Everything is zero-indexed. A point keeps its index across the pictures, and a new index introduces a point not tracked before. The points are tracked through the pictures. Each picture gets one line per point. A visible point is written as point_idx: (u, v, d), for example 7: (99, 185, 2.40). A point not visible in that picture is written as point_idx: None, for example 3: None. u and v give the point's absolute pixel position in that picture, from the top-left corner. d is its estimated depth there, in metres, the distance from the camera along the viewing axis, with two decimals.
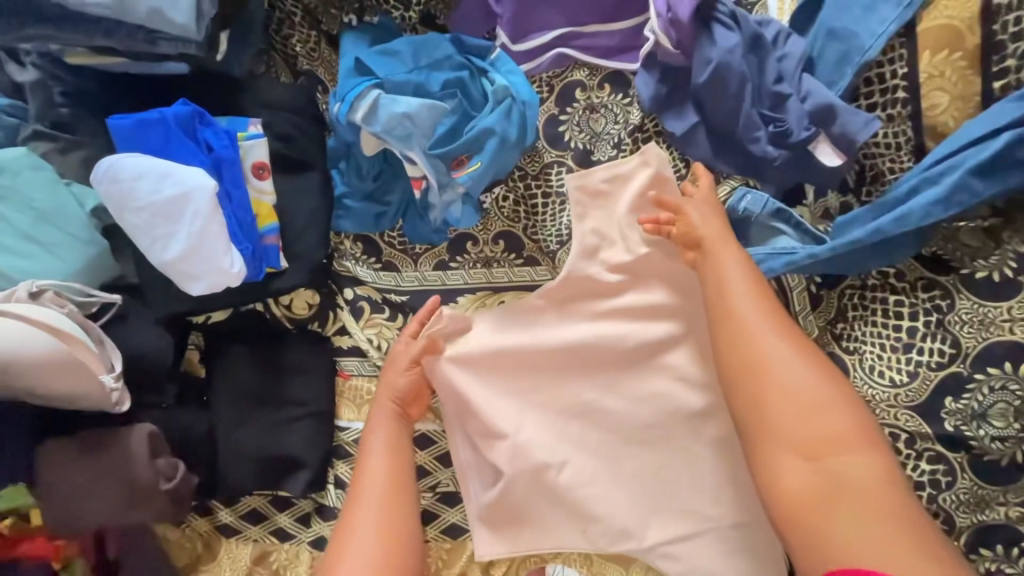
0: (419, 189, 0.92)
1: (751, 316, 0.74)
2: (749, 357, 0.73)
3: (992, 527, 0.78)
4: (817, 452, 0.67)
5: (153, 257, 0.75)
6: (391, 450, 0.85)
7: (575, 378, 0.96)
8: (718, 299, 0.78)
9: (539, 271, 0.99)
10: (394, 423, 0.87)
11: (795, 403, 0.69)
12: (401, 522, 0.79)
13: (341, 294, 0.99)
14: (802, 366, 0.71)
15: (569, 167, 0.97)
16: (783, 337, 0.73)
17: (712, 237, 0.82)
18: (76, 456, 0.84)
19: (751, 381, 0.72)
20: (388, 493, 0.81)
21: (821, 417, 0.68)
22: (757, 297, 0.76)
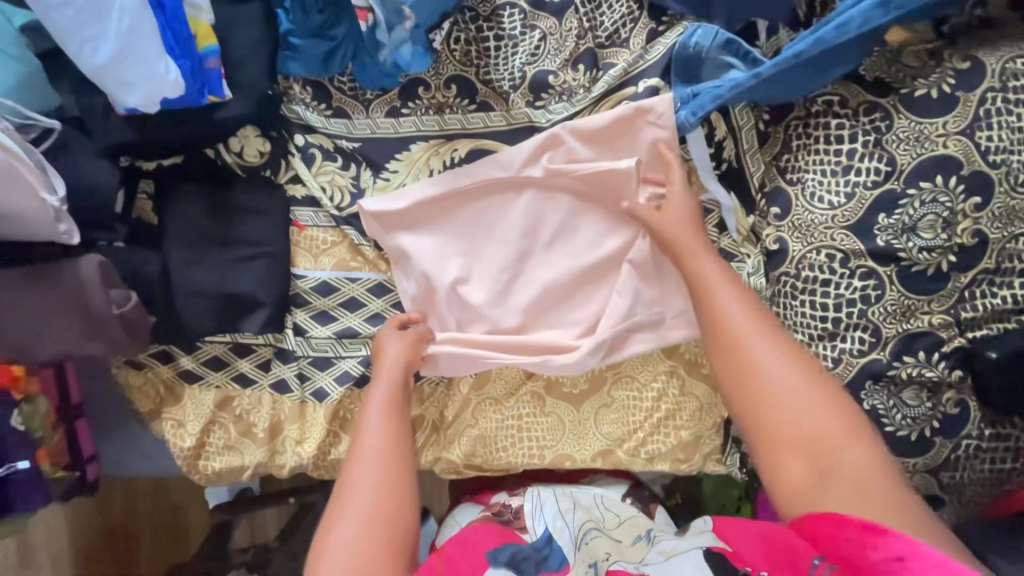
0: (365, 21, 0.89)
1: (746, 326, 0.80)
2: (737, 345, 0.79)
3: (916, 335, 0.83)
4: (810, 441, 0.73)
5: (84, 63, 0.74)
6: (389, 419, 0.86)
7: (526, 221, 0.98)
8: (711, 315, 0.82)
9: (492, 116, 0.98)
10: (392, 425, 0.86)
11: (788, 394, 0.75)
12: (398, 489, 0.80)
13: (292, 141, 0.98)
14: (782, 361, 0.77)
15: (521, 8, 0.96)
16: (751, 317, 0.80)
17: (685, 251, 0.88)
18: (22, 286, 0.84)
19: (741, 360, 0.78)
20: (384, 465, 0.82)
21: (811, 420, 0.73)
22: (742, 300, 0.82)
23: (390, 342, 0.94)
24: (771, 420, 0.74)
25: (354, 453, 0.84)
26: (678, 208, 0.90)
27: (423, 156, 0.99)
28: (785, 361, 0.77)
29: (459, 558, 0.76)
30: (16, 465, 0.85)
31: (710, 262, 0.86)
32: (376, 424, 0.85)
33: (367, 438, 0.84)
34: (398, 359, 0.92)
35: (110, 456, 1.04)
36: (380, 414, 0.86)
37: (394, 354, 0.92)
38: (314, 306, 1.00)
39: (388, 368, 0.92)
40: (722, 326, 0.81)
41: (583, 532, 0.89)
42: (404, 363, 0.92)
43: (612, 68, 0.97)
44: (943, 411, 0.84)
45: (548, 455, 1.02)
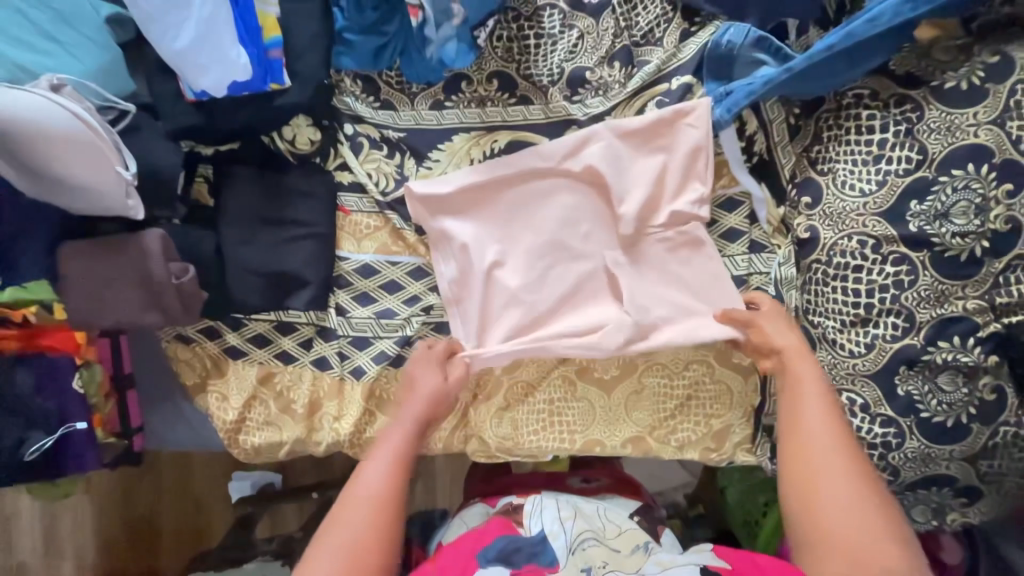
0: (415, 18, 0.96)
1: (822, 433, 0.81)
2: (806, 461, 0.81)
3: (951, 320, 0.84)
4: (853, 557, 0.72)
5: (162, 47, 0.83)
6: (395, 465, 0.86)
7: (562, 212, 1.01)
8: (790, 419, 0.85)
9: (531, 109, 1.03)
10: (394, 464, 0.86)
11: (842, 523, 0.75)
12: (382, 537, 0.79)
13: (341, 130, 1.03)
14: (847, 479, 0.77)
15: (561, 9, 1.02)
16: (834, 440, 0.81)
17: (789, 351, 0.89)
18: (91, 255, 0.89)
19: (807, 490, 0.79)
20: (376, 506, 0.81)
21: (863, 539, 0.73)
22: (830, 418, 0.83)
23: (426, 375, 0.96)
24: (825, 520, 0.75)
25: (350, 486, 0.84)
26: (777, 318, 0.92)
27: (464, 147, 1.04)
28: (852, 495, 0.76)
29: (450, 562, 0.78)
30: (73, 425, 0.90)
31: (812, 370, 0.87)
32: (382, 464, 0.85)
33: (371, 474, 0.84)
34: (421, 400, 0.93)
35: (157, 428, 1.07)
36: (383, 466, 0.85)
37: (422, 385, 0.95)
38: (356, 288, 1.04)
39: (408, 401, 0.94)
40: (801, 441, 0.83)
41: (580, 540, 0.86)
42: (420, 417, 0.92)
43: (646, 65, 1.01)
44: (980, 397, 0.84)
45: (579, 441, 1.04)
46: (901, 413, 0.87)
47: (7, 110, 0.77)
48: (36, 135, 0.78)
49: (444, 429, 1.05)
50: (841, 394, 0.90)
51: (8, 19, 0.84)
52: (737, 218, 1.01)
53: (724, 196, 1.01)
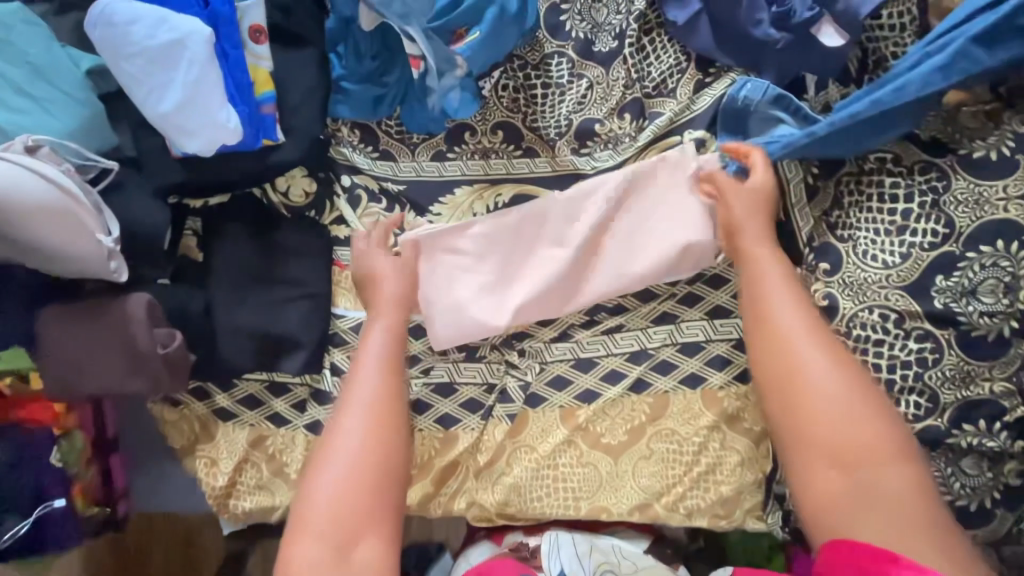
0: (417, 69, 0.90)
1: (792, 326, 0.77)
2: (785, 356, 0.76)
3: (976, 403, 0.80)
4: (845, 459, 0.71)
5: (148, 110, 0.76)
6: (384, 375, 0.83)
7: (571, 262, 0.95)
8: (756, 309, 0.81)
9: (537, 162, 0.98)
10: (387, 363, 0.83)
11: (831, 414, 0.72)
12: (382, 450, 0.78)
13: (338, 182, 0.98)
14: (835, 371, 0.74)
15: (569, 57, 0.98)
16: (809, 329, 0.77)
17: (749, 238, 0.86)
18: (69, 323, 0.83)
19: (791, 387, 0.75)
20: (377, 409, 0.80)
21: (851, 428, 0.71)
22: (800, 312, 0.78)
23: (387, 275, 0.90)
24: (807, 427, 0.73)
25: (348, 391, 0.82)
26: (747, 195, 0.87)
27: (468, 200, 0.99)
28: (835, 377, 0.74)
29: None
30: (52, 504, 0.84)
31: (770, 255, 0.84)
32: (373, 372, 0.82)
33: (361, 390, 0.81)
34: (397, 294, 0.89)
35: (142, 490, 1.03)
36: (371, 369, 0.83)
37: (388, 290, 0.89)
38: (351, 347, 0.99)
39: (386, 307, 0.88)
40: (780, 341, 0.77)
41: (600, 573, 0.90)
42: (394, 326, 0.87)
43: (658, 117, 0.97)
44: (1005, 482, 0.81)
45: (585, 507, 1.00)
46: None
47: None
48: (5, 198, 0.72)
49: (443, 494, 1.01)
50: None
51: None
52: None
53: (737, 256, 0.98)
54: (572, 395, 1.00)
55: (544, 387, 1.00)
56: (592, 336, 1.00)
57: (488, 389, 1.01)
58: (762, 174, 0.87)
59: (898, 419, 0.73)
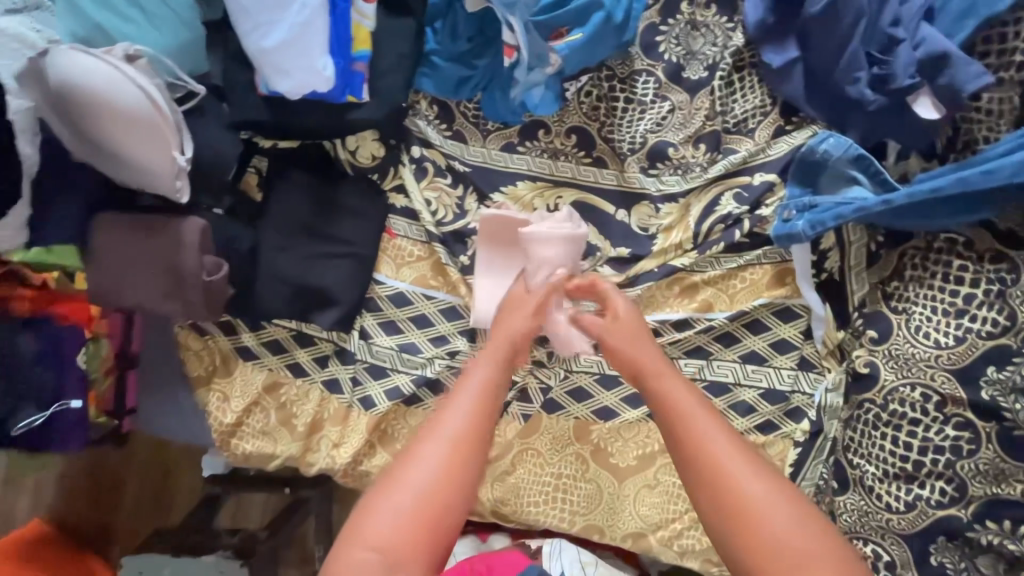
0: (509, 58, 0.91)
1: (727, 456, 0.59)
2: (705, 470, 0.59)
3: (1004, 503, 0.78)
4: None
5: (251, 44, 0.78)
6: (474, 421, 0.63)
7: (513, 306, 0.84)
8: (671, 417, 0.64)
9: (604, 173, 0.99)
10: (476, 425, 0.63)
11: (788, 556, 0.54)
12: (449, 506, 0.60)
13: (407, 151, 1.00)
14: (770, 486, 0.58)
15: (656, 78, 0.99)
16: (737, 449, 0.60)
17: (650, 363, 0.69)
18: (126, 232, 0.84)
19: (735, 520, 0.57)
20: (457, 459, 0.61)
21: (812, 573, 0.54)
22: (731, 439, 0.61)
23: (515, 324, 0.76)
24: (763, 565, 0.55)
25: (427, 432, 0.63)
26: (623, 329, 0.75)
27: (529, 196, 1.00)
28: (784, 507, 0.57)
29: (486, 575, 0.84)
30: (68, 403, 0.84)
31: (674, 380, 0.67)
32: (462, 410, 0.64)
33: (450, 417, 0.64)
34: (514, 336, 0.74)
35: (149, 414, 1.01)
36: (461, 415, 0.63)
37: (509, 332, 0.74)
38: (384, 314, 1.00)
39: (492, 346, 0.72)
40: (707, 474, 0.59)
41: None
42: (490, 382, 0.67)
43: (732, 154, 0.97)
44: None
45: (579, 523, 0.99)
46: None
47: (78, 77, 0.73)
48: (99, 100, 0.74)
49: None
50: (866, 544, 0.87)
51: None
52: (792, 330, 0.98)
53: (784, 304, 0.98)
54: (590, 409, 0.99)
55: (564, 395, 0.99)
56: None
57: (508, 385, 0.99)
58: (629, 306, 0.77)
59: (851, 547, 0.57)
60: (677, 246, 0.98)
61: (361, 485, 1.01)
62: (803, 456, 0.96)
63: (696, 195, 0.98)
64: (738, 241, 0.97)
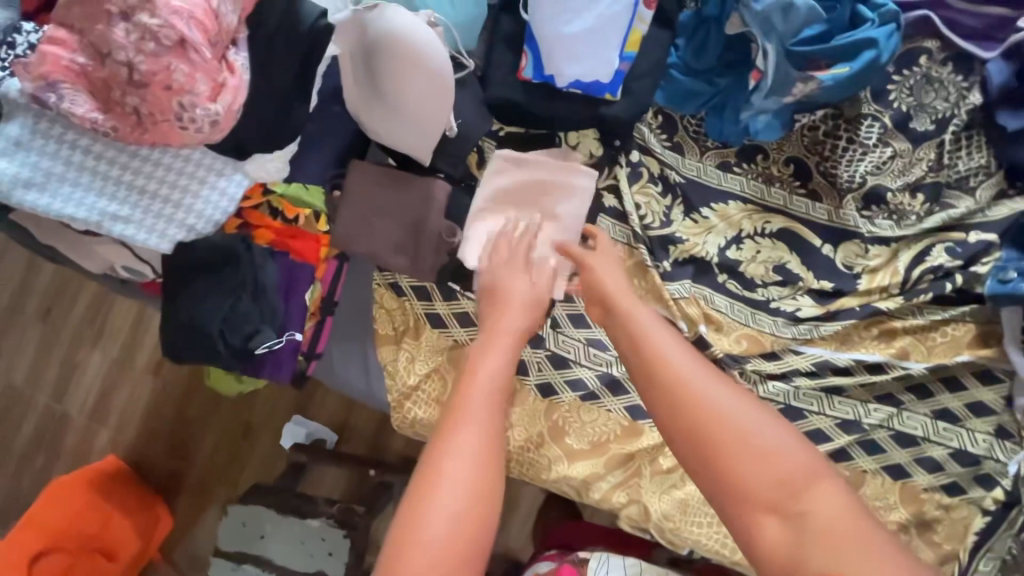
0: (752, 82, 0.95)
1: (690, 366, 0.59)
2: (673, 386, 0.58)
3: None
4: (782, 496, 0.53)
5: (545, 29, 0.88)
6: (492, 415, 0.59)
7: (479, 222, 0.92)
8: (631, 349, 0.63)
9: (816, 207, 1.01)
10: (494, 420, 0.58)
11: (765, 460, 0.54)
12: (487, 519, 0.54)
13: (626, 155, 1.02)
14: (730, 387, 0.58)
15: (882, 123, 0.99)
16: (696, 362, 0.59)
17: (614, 292, 0.71)
18: (377, 184, 0.90)
19: (709, 438, 0.55)
20: (480, 469, 0.55)
21: (775, 465, 0.54)
22: (688, 356, 0.60)
23: (520, 283, 0.77)
24: (738, 467, 0.54)
25: (434, 462, 0.55)
26: (605, 260, 0.78)
27: (738, 216, 1.01)
28: (748, 412, 0.56)
29: None
30: (294, 335, 0.88)
31: (641, 309, 0.67)
32: (477, 417, 0.58)
33: (465, 432, 0.56)
34: (523, 301, 0.74)
35: (332, 362, 1.03)
36: (480, 418, 0.58)
37: (511, 323, 0.71)
38: (577, 307, 1.01)
39: (505, 323, 0.70)
40: (681, 390, 0.57)
41: None
42: (501, 375, 0.63)
43: (951, 209, 0.98)
44: None
45: (740, 554, 0.96)
46: None
47: (393, 33, 0.79)
48: (406, 57, 0.80)
49: (606, 482, 0.98)
50: None
51: None
52: (991, 393, 0.96)
53: (986, 367, 0.96)
54: None
55: None
56: (811, 388, 0.98)
57: None
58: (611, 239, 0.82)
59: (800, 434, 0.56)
60: (883, 289, 0.98)
61: (523, 471, 1.00)
62: (991, 527, 0.93)
63: (904, 242, 0.99)
64: (948, 294, 0.96)
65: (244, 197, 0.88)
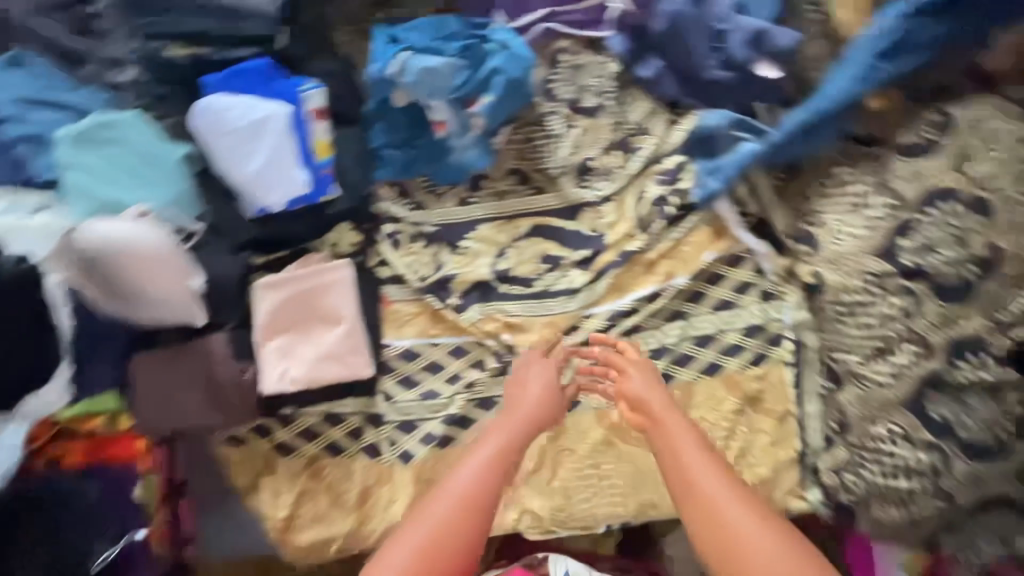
0: (442, 132, 1.12)
1: (705, 473, 0.81)
2: (705, 494, 0.79)
3: (961, 342, 0.90)
4: (736, 555, 0.75)
5: (240, 173, 1.03)
6: (483, 471, 0.84)
7: (267, 351, 1.02)
8: (678, 469, 0.82)
9: (548, 198, 1.17)
10: (478, 480, 0.82)
11: (761, 555, 0.74)
12: (463, 532, 0.79)
13: (380, 231, 1.16)
14: (750, 498, 0.78)
15: (562, 113, 1.20)
16: (734, 495, 0.79)
17: (660, 407, 0.89)
18: (159, 366, 0.98)
19: (728, 542, 0.76)
20: (451, 519, 0.79)
21: (769, 554, 0.74)
22: (716, 467, 0.81)
23: (534, 375, 0.99)
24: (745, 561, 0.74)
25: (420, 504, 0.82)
26: (632, 368, 0.96)
27: (492, 234, 1.16)
28: (766, 531, 0.76)
29: None
30: (134, 534, 0.94)
31: (681, 424, 0.87)
32: (466, 472, 0.83)
33: (456, 478, 0.83)
34: (533, 401, 0.95)
35: (204, 538, 1.03)
36: (474, 467, 0.84)
37: (486, 450, 0.86)
38: (401, 372, 1.10)
39: (516, 413, 0.93)
40: (701, 496, 0.79)
41: None
42: (489, 462, 0.84)
43: (642, 151, 1.18)
44: (1012, 411, 0.87)
45: (631, 505, 1.05)
46: (941, 437, 0.90)
47: (100, 244, 0.90)
48: (121, 257, 0.91)
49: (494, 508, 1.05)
50: (884, 424, 0.96)
51: (104, 164, 0.99)
52: (743, 273, 1.12)
53: (730, 253, 1.13)
54: None
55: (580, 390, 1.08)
56: (615, 339, 1.10)
57: None
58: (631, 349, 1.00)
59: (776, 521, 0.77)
60: (627, 235, 1.15)
61: None
62: (799, 373, 1.08)
63: (625, 191, 1.17)
64: (674, 214, 1.14)
65: (32, 439, 0.94)
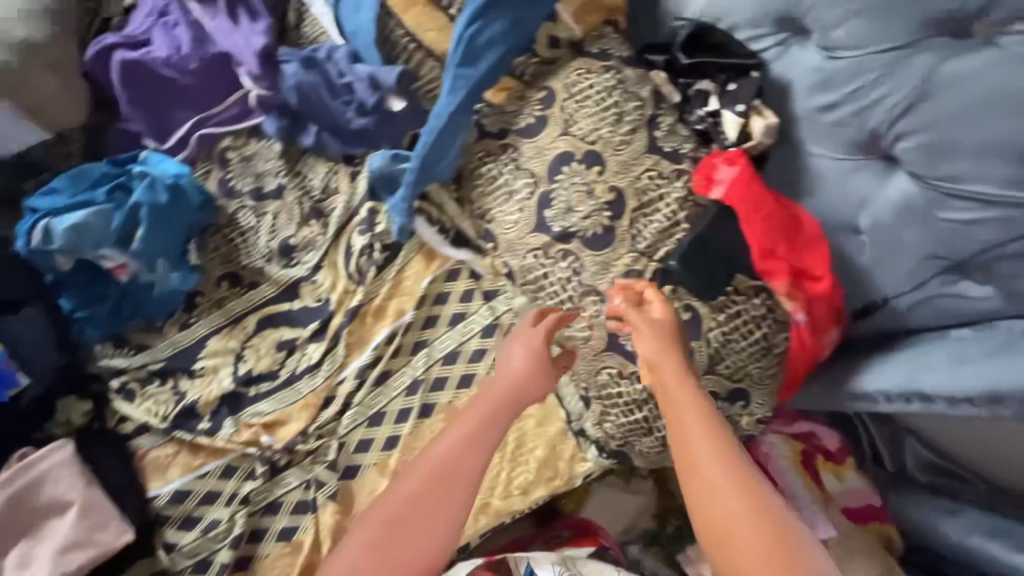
0: (126, 275, 1.12)
1: (708, 450, 0.77)
2: (707, 469, 0.75)
3: (621, 279, 1.00)
4: (722, 541, 0.72)
5: None
6: (463, 441, 0.90)
7: (6, 572, 0.98)
8: (682, 452, 0.79)
9: (263, 289, 1.19)
10: (458, 452, 0.89)
11: (732, 529, 0.72)
12: (401, 536, 0.86)
13: (110, 388, 1.14)
14: (723, 465, 0.76)
15: (250, 206, 1.21)
16: (725, 467, 0.75)
17: (649, 367, 0.86)
18: None
19: (714, 525, 0.73)
20: (404, 516, 0.87)
21: (741, 529, 0.71)
22: (710, 437, 0.78)
23: (516, 354, 0.95)
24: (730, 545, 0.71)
25: (382, 495, 0.89)
26: (646, 335, 0.87)
27: (222, 345, 1.16)
28: (757, 523, 0.71)
29: None
30: None
31: (689, 399, 0.81)
32: (447, 437, 0.90)
33: (400, 480, 0.89)
34: (512, 383, 0.93)
35: None
36: (446, 453, 0.90)
37: (467, 423, 0.91)
38: (178, 517, 1.07)
39: (490, 389, 0.94)
40: (695, 462, 0.77)
41: None
42: (464, 441, 0.90)
43: (335, 211, 1.21)
44: (680, 320, 0.97)
45: None
46: None
47: None
48: None
49: None
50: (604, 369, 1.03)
51: None
52: (463, 282, 1.17)
53: (444, 270, 1.18)
54: (378, 450, 1.10)
55: (353, 455, 1.10)
56: (369, 393, 1.13)
57: (306, 486, 1.09)
58: (660, 313, 0.89)
59: (764, 494, 0.73)
60: (347, 292, 1.17)
61: None
62: None
63: (332, 252, 1.20)
64: (381, 258, 1.17)
65: None
